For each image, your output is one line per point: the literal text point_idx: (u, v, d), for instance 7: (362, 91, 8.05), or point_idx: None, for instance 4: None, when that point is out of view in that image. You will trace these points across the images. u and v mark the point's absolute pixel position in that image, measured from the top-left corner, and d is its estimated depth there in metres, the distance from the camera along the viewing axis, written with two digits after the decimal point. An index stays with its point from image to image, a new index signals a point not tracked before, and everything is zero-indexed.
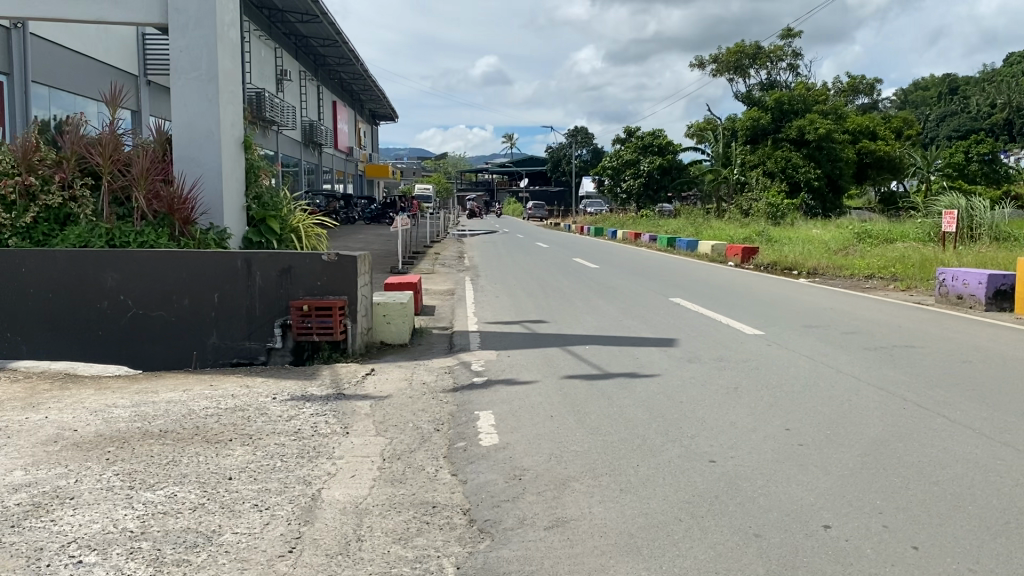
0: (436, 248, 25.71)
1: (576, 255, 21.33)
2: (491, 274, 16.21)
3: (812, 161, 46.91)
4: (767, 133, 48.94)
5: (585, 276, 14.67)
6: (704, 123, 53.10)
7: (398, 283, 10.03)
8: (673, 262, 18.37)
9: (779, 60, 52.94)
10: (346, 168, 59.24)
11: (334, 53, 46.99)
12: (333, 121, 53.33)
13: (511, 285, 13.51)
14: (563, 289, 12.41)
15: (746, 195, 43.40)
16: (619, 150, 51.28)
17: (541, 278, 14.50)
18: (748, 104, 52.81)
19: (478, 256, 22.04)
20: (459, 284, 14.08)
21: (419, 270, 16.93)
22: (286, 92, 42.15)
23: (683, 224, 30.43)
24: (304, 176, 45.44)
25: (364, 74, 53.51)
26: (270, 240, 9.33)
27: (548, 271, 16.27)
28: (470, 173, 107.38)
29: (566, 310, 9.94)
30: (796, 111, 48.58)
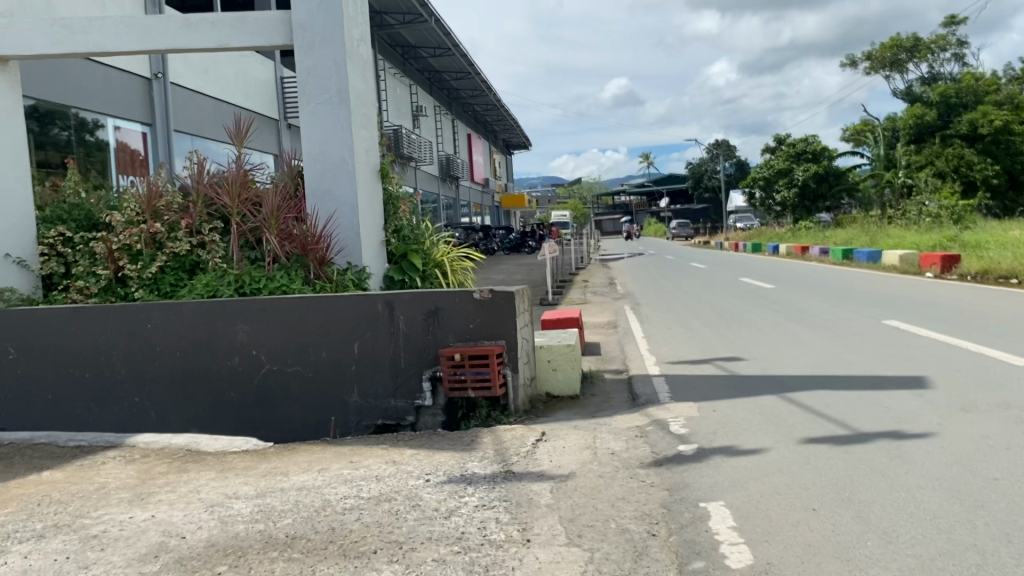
0: (584, 274, 24.37)
1: (742, 275, 19.41)
2: (653, 300, 14.71)
3: (988, 156, 42.89)
4: (934, 131, 45.04)
5: (764, 300, 12.93)
6: (860, 125, 49.55)
7: (559, 319, 8.72)
8: (859, 277, 16.22)
9: (941, 51, 48.84)
10: (484, 200, 59.12)
11: (468, 86, 46.96)
12: (470, 154, 53.31)
13: (681, 313, 11.97)
14: (746, 315, 10.77)
15: (915, 199, 39.85)
16: (769, 161, 48.59)
17: (713, 304, 12.88)
18: (908, 101, 48.93)
19: (632, 281, 20.57)
20: (620, 314, 12.67)
21: (572, 300, 15.66)
22: (423, 128, 42.27)
23: (854, 234, 27.84)
24: (444, 211, 45.36)
25: (499, 105, 53.28)
26: (414, 278, 8.23)
27: (717, 295, 14.56)
28: (608, 197, 105.95)
29: (760, 341, 8.34)
30: (965, 104, 44.62)
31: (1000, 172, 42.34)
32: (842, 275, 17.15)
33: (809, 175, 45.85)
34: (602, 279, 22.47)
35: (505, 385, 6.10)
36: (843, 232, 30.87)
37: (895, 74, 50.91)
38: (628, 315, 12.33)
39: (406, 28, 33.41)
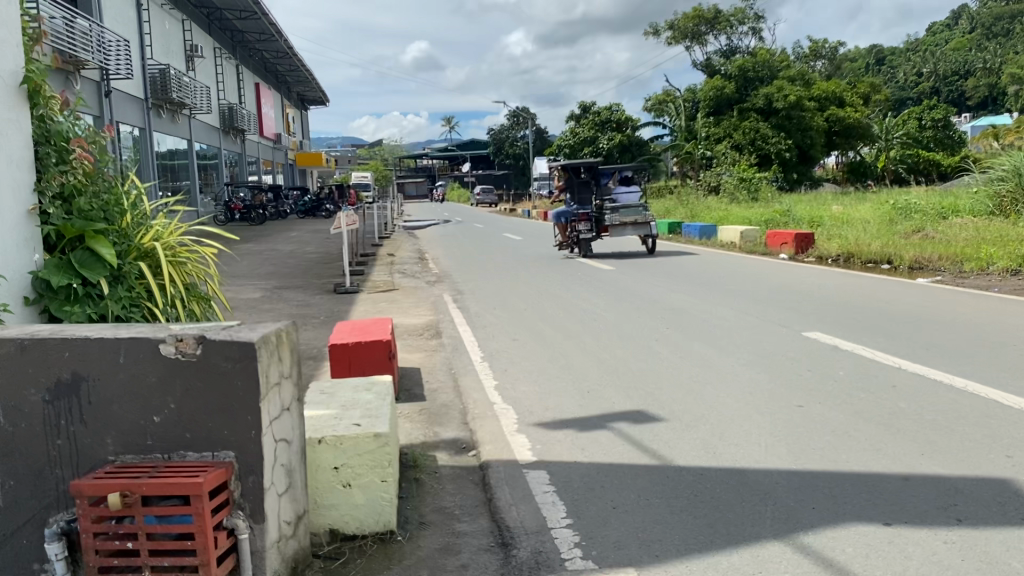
0: (386, 247, 21.05)
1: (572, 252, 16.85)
2: (476, 289, 11.74)
3: (782, 131, 43.83)
4: (732, 103, 45.37)
5: (620, 290, 10.29)
6: (664, 94, 49.01)
7: (362, 343, 5.39)
8: (706, 260, 14.13)
9: (739, 24, 49.46)
10: (274, 158, 53.73)
11: (252, 26, 41.67)
12: (257, 105, 48.03)
13: (521, 311, 9.02)
14: (618, 319, 7.97)
15: (716, 171, 39.84)
16: (574, 127, 47.14)
17: (561, 296, 10.06)
18: (708, 72, 49.22)
19: (443, 258, 17.59)
20: (438, 311, 9.57)
21: (373, 286, 12.35)
22: (198, 71, 36.79)
23: (673, 205, 26.44)
24: (224, 168, 40.06)
25: (289, 52, 48.15)
26: (91, 282, 4.61)
27: (556, 283, 11.76)
28: (406, 159, 101.78)
29: (671, 378, 5.48)
30: (762, 77, 45.16)
31: (793, 147, 43.40)
32: (685, 256, 15.05)
33: (615, 143, 44.68)
34: (407, 253, 19.16)
35: (234, 552, 2.76)
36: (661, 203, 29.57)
37: (696, 45, 51.08)
38: (452, 313, 9.15)
39: None
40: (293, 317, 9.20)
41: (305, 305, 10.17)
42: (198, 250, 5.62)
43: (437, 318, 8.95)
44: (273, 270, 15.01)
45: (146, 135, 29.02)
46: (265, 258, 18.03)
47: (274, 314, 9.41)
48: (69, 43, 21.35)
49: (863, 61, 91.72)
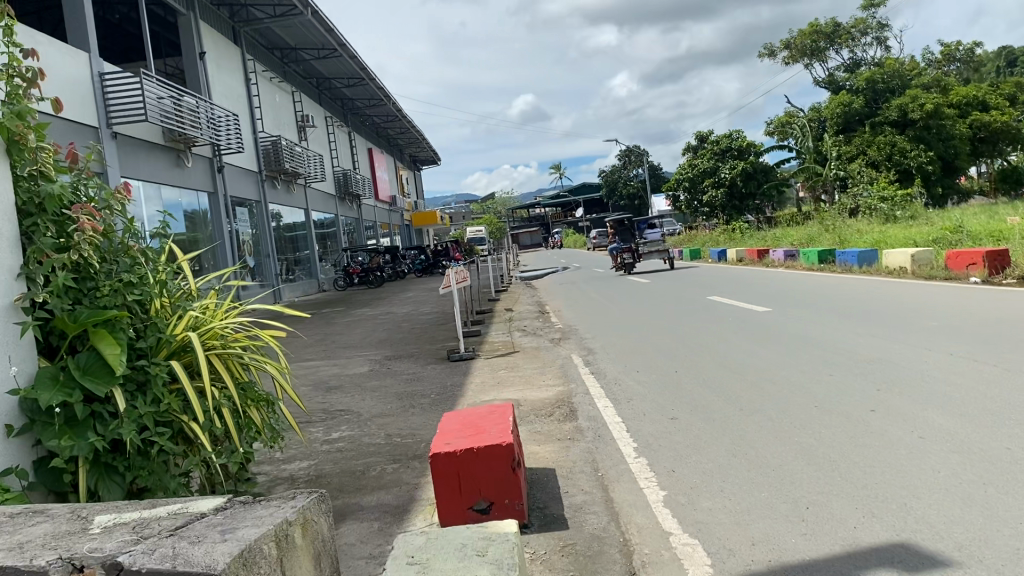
0: (506, 301, 19.79)
1: (713, 292, 15.02)
2: (610, 344, 10.16)
3: (921, 143, 40.49)
4: (863, 119, 42.44)
5: (789, 336, 8.47)
6: (785, 117, 46.51)
7: (477, 451, 3.90)
8: (878, 289, 12.01)
9: (862, 35, 46.57)
10: (389, 220, 54.17)
11: (362, 92, 42.20)
12: (371, 169, 48.57)
13: (671, 373, 7.36)
14: (802, 381, 6.21)
15: (852, 190, 36.90)
16: (692, 160, 45.21)
17: (716, 349, 8.34)
18: (831, 90, 46.45)
19: (570, 308, 16.11)
20: (572, 376, 8.02)
21: (493, 348, 10.97)
22: (312, 141, 37.24)
23: (816, 231, 24.14)
24: (342, 234, 40.25)
25: (399, 115, 48.63)
26: (100, 397, 3.33)
27: (704, 331, 10.01)
28: (520, 208, 101.36)
29: (929, 481, 3.72)
30: (892, 89, 42.12)
31: (935, 159, 39.96)
32: (851, 286, 13.00)
33: (737, 172, 42.37)
34: (528, 306, 17.75)
35: None
36: (800, 230, 27.15)
37: (815, 64, 48.46)
38: (588, 382, 7.56)
39: (277, 22, 28.65)
40: (400, 396, 7.83)
41: (417, 379, 8.83)
42: (252, 333, 4.36)
43: (570, 388, 7.38)
44: (385, 336, 13.86)
45: (261, 207, 29.18)
46: (381, 322, 17.05)
47: (380, 394, 8.09)
48: (179, 122, 21.47)
49: (998, 61, 85.33)
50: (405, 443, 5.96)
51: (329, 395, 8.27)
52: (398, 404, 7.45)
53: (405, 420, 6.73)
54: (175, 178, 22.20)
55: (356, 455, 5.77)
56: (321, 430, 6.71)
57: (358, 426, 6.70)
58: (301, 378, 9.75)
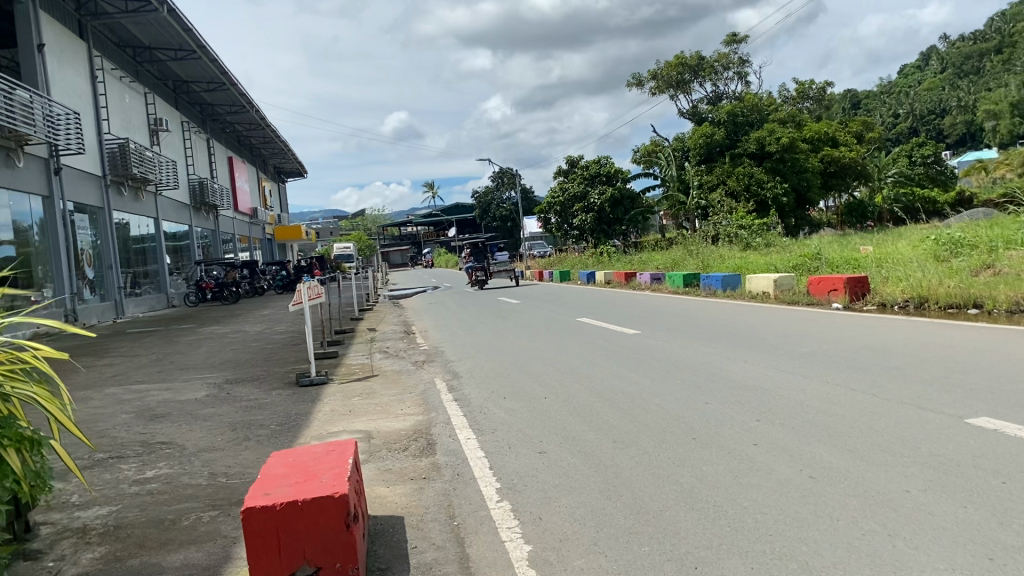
0: (369, 321, 18.85)
1: (582, 314, 14.68)
2: (477, 366, 9.53)
3: (777, 175, 42.29)
4: (724, 150, 44.00)
5: (661, 361, 8.09)
6: (652, 144, 47.69)
7: (301, 505, 3.16)
8: (744, 314, 11.95)
9: (724, 70, 48.43)
10: (251, 234, 51.83)
11: (223, 99, 40.25)
12: (233, 180, 46.40)
13: (540, 400, 6.79)
14: (678, 411, 5.77)
15: (714, 218, 37.99)
16: (562, 183, 45.57)
17: (588, 374, 7.86)
18: (695, 121, 48.00)
19: (436, 328, 15.39)
20: (432, 404, 7.31)
21: (348, 372, 10.12)
22: (167, 147, 35.07)
23: (681, 256, 24.45)
24: (197, 247, 38.02)
25: (264, 125, 46.74)
26: None
27: (574, 355, 9.56)
28: (390, 227, 99.79)
29: (828, 533, 3.26)
30: (751, 122, 43.87)
31: (789, 191, 41.76)
32: (720, 309, 12.94)
33: (605, 197, 42.92)
34: (392, 326, 16.92)
35: None
36: (666, 254, 27.50)
37: (681, 95, 50.03)
38: (448, 410, 6.89)
39: (129, 18, 26.79)
40: (235, 427, 6.91)
41: (258, 407, 7.90)
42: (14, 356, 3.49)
43: (429, 418, 6.69)
44: (232, 358, 12.73)
45: (105, 215, 27.03)
46: (231, 342, 15.78)
47: (213, 425, 7.13)
48: (8, 117, 19.48)
49: (844, 103, 91.05)
50: (230, 486, 5.11)
51: (153, 425, 7.24)
52: (231, 437, 6.55)
53: (235, 456, 5.85)
54: (3, 179, 20.11)
55: (168, 501, 4.87)
56: (133, 468, 5.73)
57: (179, 463, 5.78)
58: (126, 405, 8.61)
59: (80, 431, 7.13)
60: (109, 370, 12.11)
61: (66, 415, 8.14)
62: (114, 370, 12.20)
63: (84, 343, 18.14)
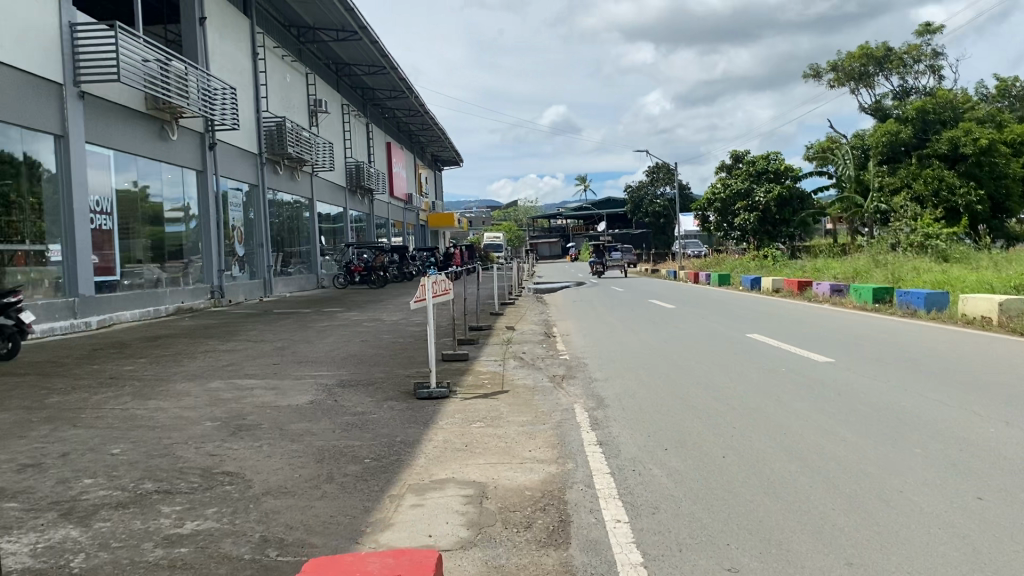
0: (509, 317, 17.36)
1: (751, 330, 12.60)
2: (627, 391, 7.78)
3: (971, 180, 37.74)
4: (909, 151, 39.77)
5: (877, 411, 6.08)
6: (827, 142, 43.94)
7: None
8: (963, 344, 9.61)
9: (914, 62, 43.84)
10: (404, 218, 51.96)
11: (383, 83, 40.12)
12: (388, 164, 46.44)
13: (717, 461, 4.98)
14: (939, 515, 3.81)
15: (895, 223, 34.22)
16: (724, 180, 42.73)
17: (778, 421, 5.95)
18: (877, 117, 43.78)
19: (580, 334, 13.67)
20: (567, 446, 5.62)
21: (474, 383, 8.59)
22: (324, 128, 35.14)
23: (864, 265, 21.51)
24: (348, 229, 38.05)
25: (421, 110, 46.49)
26: None
27: (752, 387, 7.62)
28: (542, 219, 98.93)
29: None
30: (944, 121, 39.40)
31: (985, 198, 37.15)
32: (931, 336, 10.53)
33: (772, 197, 39.78)
34: (534, 327, 15.34)
35: None
36: (845, 262, 24.51)
37: (862, 89, 45.84)
38: (591, 461, 5.16)
39: None
40: (321, 458, 5.47)
41: (360, 427, 6.47)
42: None
43: (564, 471, 4.99)
44: (356, 353, 11.51)
45: (259, 193, 27.05)
46: (360, 332, 14.69)
47: (298, 451, 5.72)
48: (164, 89, 19.33)
49: None
50: (277, 569, 3.61)
51: (231, 443, 5.92)
52: (311, 474, 5.10)
53: (302, 511, 4.37)
54: (156, 151, 20.04)
55: None
56: (174, 513, 4.37)
57: (232, 513, 4.36)
58: (219, 408, 7.43)
59: (147, 443, 5.92)
60: (227, 358, 11.17)
61: (147, 416, 7.02)
62: (232, 357, 11.26)
63: (221, 322, 17.66)
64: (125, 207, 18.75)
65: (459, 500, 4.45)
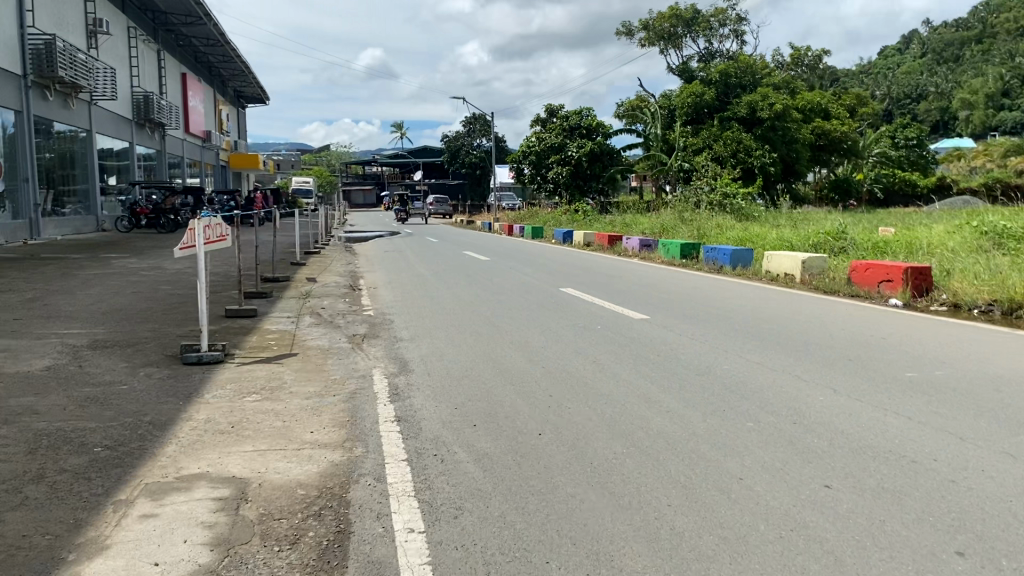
0: (310, 267, 16.08)
1: (563, 284, 12.18)
2: (432, 352, 6.97)
3: (765, 143, 39.82)
4: (712, 112, 41.38)
5: (701, 377, 5.62)
6: (637, 99, 44.88)
7: None
8: (768, 301, 9.59)
9: (719, 27, 45.49)
10: (203, 158, 48.29)
11: (178, 7, 36.49)
12: (184, 98, 42.68)
13: (532, 441, 4.24)
14: (789, 511, 3.26)
15: (697, 182, 35.51)
16: (539, 132, 42.70)
17: (597, 390, 5.33)
18: (684, 79, 45.18)
19: (387, 287, 12.71)
20: (355, 425, 4.71)
21: (256, 345, 7.44)
22: (108, 52, 31.42)
23: (671, 221, 21.89)
24: (136, 167, 34.60)
25: (223, 41, 42.94)
26: None
27: (566, 347, 7.02)
28: (356, 166, 96.01)
29: None
30: (743, 85, 41.27)
31: (777, 161, 39.38)
32: (741, 294, 10.48)
33: (584, 151, 40.17)
34: (337, 279, 14.15)
35: None
36: (652, 218, 24.91)
37: (671, 50, 47.09)
38: (384, 445, 4.27)
39: None
40: (35, 446, 4.22)
41: (100, 403, 5.19)
42: None
43: (350, 461, 4.06)
44: (124, 308, 9.90)
45: (24, 121, 23.68)
46: (135, 282, 12.93)
47: (6, 437, 4.41)
48: None
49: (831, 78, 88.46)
50: None
51: None
52: (13, 470, 3.86)
53: None
54: None
55: None
56: None
57: None
58: None
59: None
60: None
61: None
62: None
63: None
64: None
65: (208, 507, 3.43)
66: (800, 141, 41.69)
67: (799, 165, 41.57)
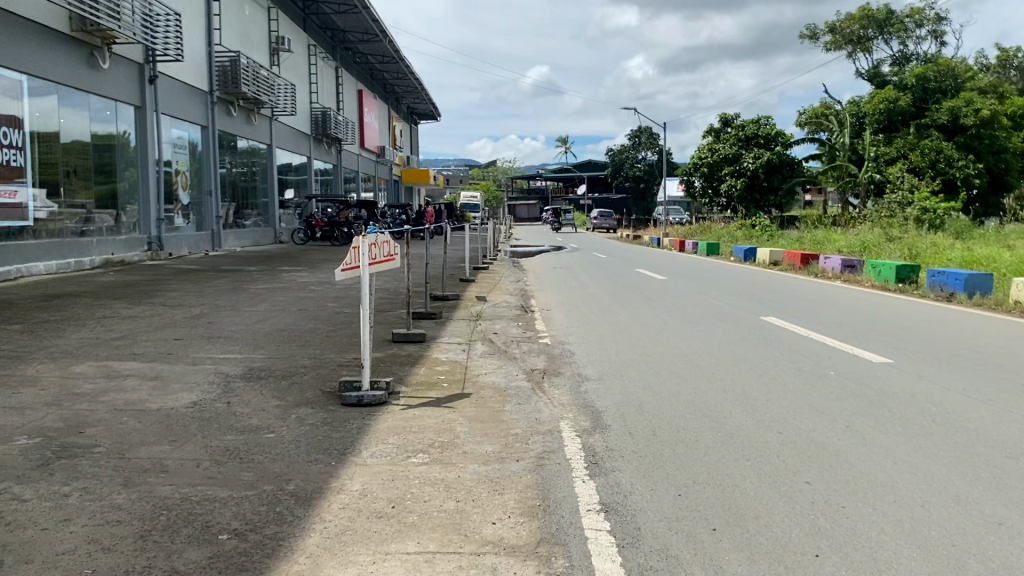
0: (479, 284, 15.25)
1: (760, 312, 10.68)
2: (629, 400, 5.73)
3: (969, 152, 35.92)
4: (907, 120, 37.83)
5: (1015, 463, 4.11)
6: (821, 107, 41.83)
7: None
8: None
9: (917, 27, 41.66)
10: (376, 173, 49.47)
11: (355, 25, 37.28)
12: (359, 114, 43.79)
13: (812, 571, 2.91)
14: None
15: (891, 194, 32.34)
16: (712, 143, 40.58)
17: (874, 479, 3.93)
18: (874, 85, 41.66)
19: (561, 309, 11.58)
20: (548, 514, 3.55)
21: (420, 381, 6.47)
22: (289, 70, 32.37)
23: (873, 239, 19.56)
24: (313, 181, 35.56)
25: (397, 57, 43.71)
26: None
27: (801, 401, 5.63)
28: (520, 180, 96.57)
29: None
30: (943, 90, 37.48)
31: (983, 172, 35.38)
32: (996, 330, 8.58)
33: (761, 162, 37.72)
34: (507, 298, 13.20)
35: None
36: (848, 235, 22.50)
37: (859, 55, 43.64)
38: (595, 559, 3.04)
39: None
40: (149, 530, 3.32)
41: (240, 459, 4.31)
42: None
43: None
44: (287, 328, 9.29)
45: (210, 136, 24.52)
46: (302, 298, 12.50)
47: (120, 507, 3.56)
48: (92, 9, 16.40)
49: None
50: None
51: (20, 487, 3.75)
52: (115, 570, 2.97)
53: None
54: (81, 79, 17.40)
55: None
56: None
57: None
58: (55, 413, 5.22)
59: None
60: (123, 329, 8.91)
61: None
62: (131, 328, 9.01)
63: (148, 279, 15.33)
64: (46, 142, 16.22)
65: None
66: (1011, 149, 37.36)
67: (1009, 177, 37.25)
